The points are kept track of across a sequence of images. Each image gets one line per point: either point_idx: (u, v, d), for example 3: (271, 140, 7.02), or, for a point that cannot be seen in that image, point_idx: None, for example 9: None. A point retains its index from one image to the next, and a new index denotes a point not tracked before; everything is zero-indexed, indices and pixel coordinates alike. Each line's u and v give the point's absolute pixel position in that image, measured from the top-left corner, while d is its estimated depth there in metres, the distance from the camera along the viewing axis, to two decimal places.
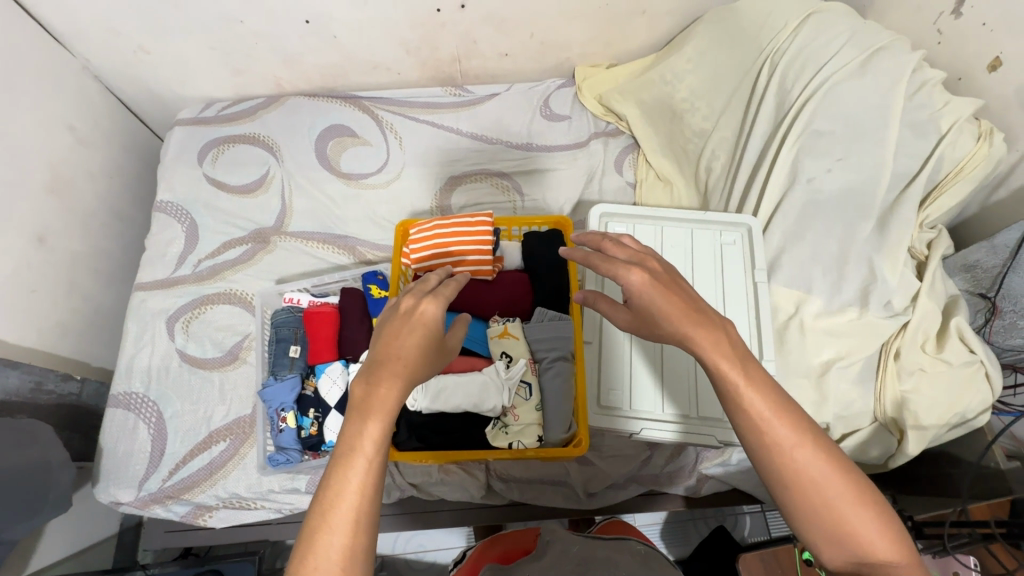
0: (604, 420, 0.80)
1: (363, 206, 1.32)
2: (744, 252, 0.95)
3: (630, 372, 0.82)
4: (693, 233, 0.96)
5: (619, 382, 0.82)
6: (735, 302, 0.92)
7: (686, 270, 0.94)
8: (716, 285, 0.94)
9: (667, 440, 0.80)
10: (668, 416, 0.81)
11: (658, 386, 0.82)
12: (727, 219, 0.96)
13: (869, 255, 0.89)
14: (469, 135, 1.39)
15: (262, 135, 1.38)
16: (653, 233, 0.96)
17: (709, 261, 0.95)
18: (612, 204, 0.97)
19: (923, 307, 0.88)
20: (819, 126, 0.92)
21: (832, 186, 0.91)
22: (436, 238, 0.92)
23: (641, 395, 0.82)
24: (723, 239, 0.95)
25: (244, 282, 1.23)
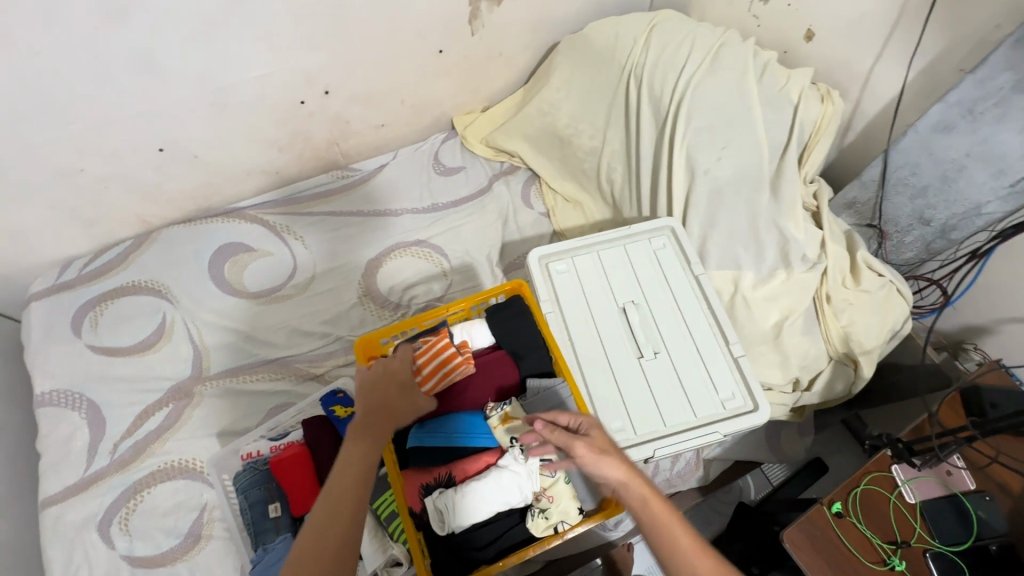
0: None
1: (286, 318, 1.21)
2: (675, 252, 0.98)
3: (623, 402, 0.85)
4: (626, 249, 0.99)
5: (618, 414, 0.85)
6: (687, 298, 0.94)
7: (634, 285, 0.95)
8: (667, 289, 0.95)
9: (675, 450, 0.83)
10: (673, 429, 0.84)
11: (652, 406, 0.85)
12: (650, 226, 1.00)
13: (775, 220, 0.99)
14: (373, 213, 1.35)
15: (147, 281, 1.24)
16: (592, 260, 0.98)
17: (651, 268, 0.97)
18: (546, 245, 0.98)
19: (833, 251, 0.99)
20: (699, 123, 1.01)
21: (726, 171, 1.00)
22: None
23: (641, 419, 0.84)
24: (654, 245, 0.99)
25: (178, 449, 1.07)
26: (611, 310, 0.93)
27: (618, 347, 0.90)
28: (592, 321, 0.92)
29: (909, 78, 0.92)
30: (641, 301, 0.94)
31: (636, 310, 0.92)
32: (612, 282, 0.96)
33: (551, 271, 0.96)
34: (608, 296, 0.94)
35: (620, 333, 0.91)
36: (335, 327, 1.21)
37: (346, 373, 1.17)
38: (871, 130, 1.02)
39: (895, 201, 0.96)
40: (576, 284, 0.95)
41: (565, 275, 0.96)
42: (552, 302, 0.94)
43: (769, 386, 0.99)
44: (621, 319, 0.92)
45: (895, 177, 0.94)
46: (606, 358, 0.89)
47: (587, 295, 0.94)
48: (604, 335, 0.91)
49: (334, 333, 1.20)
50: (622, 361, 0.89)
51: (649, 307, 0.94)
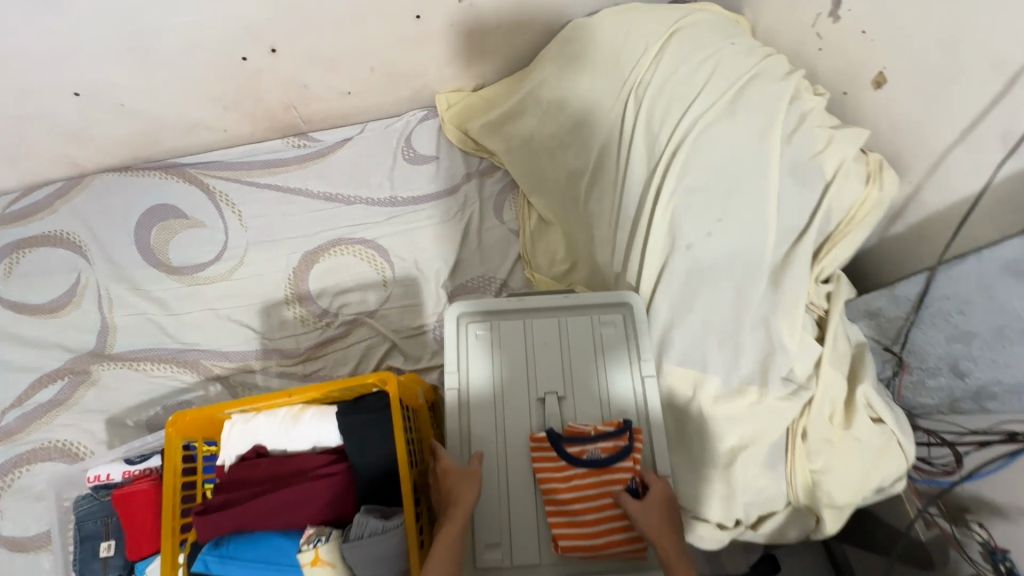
0: None
1: (203, 304, 1.09)
2: (625, 340, 0.79)
3: (504, 520, 0.71)
4: (564, 324, 0.79)
5: (497, 533, 0.71)
6: (621, 405, 0.76)
7: (562, 374, 0.77)
8: (599, 387, 0.77)
9: None
10: (553, 569, 0.70)
11: (537, 535, 0.71)
12: (602, 299, 0.80)
13: (766, 318, 0.78)
14: (322, 196, 1.18)
15: (68, 234, 1.14)
16: (519, 330, 0.80)
17: (588, 354, 0.78)
18: (469, 301, 0.81)
19: (827, 377, 0.78)
20: (694, 181, 0.77)
21: (714, 251, 0.77)
22: (589, 469, 0.70)
23: (521, 546, 0.70)
24: (600, 324, 0.79)
25: (63, 430, 1.00)
26: (524, 400, 0.76)
27: (520, 448, 0.74)
28: (497, 409, 0.76)
29: (998, 178, 0.66)
30: (566, 395, 0.77)
31: (555, 406, 0.75)
32: (536, 364, 0.78)
33: (467, 335, 0.79)
34: (526, 381, 0.77)
35: (525, 431, 0.75)
36: (252, 325, 1.08)
37: (252, 381, 1.05)
38: (930, 226, 0.76)
39: (928, 333, 0.74)
40: (492, 359, 0.78)
41: (484, 342, 0.79)
42: (458, 374, 0.78)
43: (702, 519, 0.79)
44: (535, 415, 0.76)
45: (935, 306, 0.71)
46: (500, 459, 0.74)
47: (501, 373, 0.78)
48: (506, 430, 0.75)
49: (250, 333, 1.07)
50: (518, 468, 0.73)
51: (572, 406, 0.76)
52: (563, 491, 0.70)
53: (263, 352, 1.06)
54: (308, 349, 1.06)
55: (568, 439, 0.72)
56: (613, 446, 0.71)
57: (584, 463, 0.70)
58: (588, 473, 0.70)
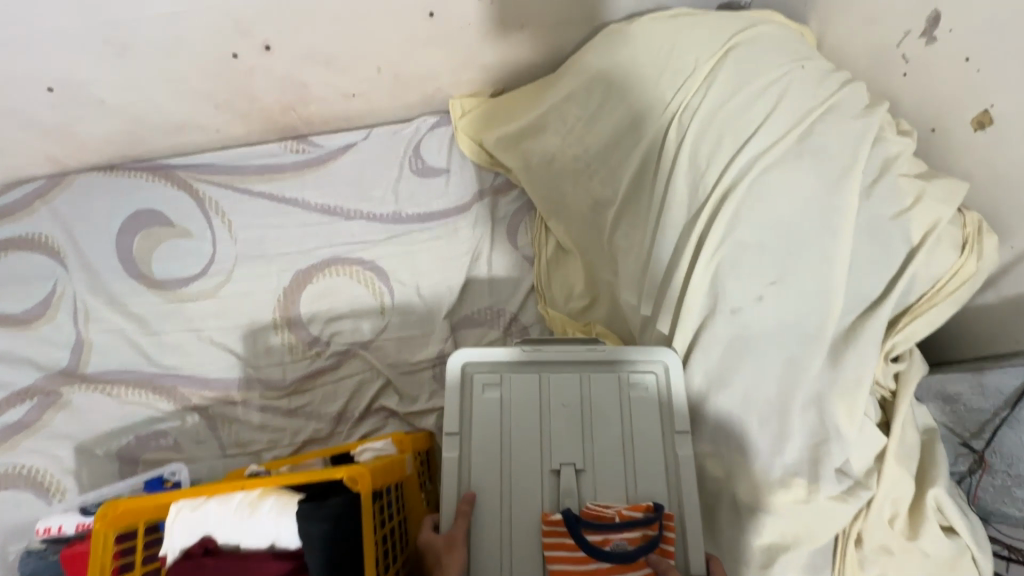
0: None
1: (184, 324, 1.00)
2: (660, 406, 0.66)
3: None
4: (585, 381, 0.67)
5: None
6: (650, 486, 0.63)
7: (582, 444, 0.65)
8: (624, 461, 0.65)
9: None
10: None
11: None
12: (633, 355, 0.68)
13: (820, 399, 0.66)
14: (319, 209, 1.07)
15: (46, 238, 1.05)
16: (533, 386, 0.67)
17: (614, 421, 0.66)
18: (474, 350, 0.69)
19: (891, 475, 0.66)
20: (745, 235, 0.65)
21: (764, 318, 0.65)
22: (613, 565, 0.57)
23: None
24: (631, 386, 0.67)
25: (26, 457, 0.92)
26: (535, 474, 0.64)
27: (527, 532, 0.62)
28: (502, 483, 0.64)
29: None
30: (585, 469, 0.64)
31: (572, 483, 0.63)
32: (551, 431, 0.66)
33: (473, 390, 0.67)
34: (538, 449, 0.65)
35: (534, 509, 0.63)
36: (236, 350, 0.99)
37: (233, 413, 0.95)
38: None
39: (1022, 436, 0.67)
40: (500, 419, 0.66)
41: (492, 400, 0.67)
42: (457, 437, 0.65)
43: None
44: (547, 492, 0.63)
45: None
46: (502, 546, 0.62)
47: (510, 437, 0.66)
48: (511, 510, 0.63)
49: (234, 359, 0.98)
50: (525, 555, 0.61)
51: (591, 484, 0.64)
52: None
53: (246, 382, 0.97)
54: (295, 381, 0.97)
55: (587, 524, 0.59)
56: (642, 537, 0.58)
57: (607, 556, 0.57)
58: (612, 569, 0.57)
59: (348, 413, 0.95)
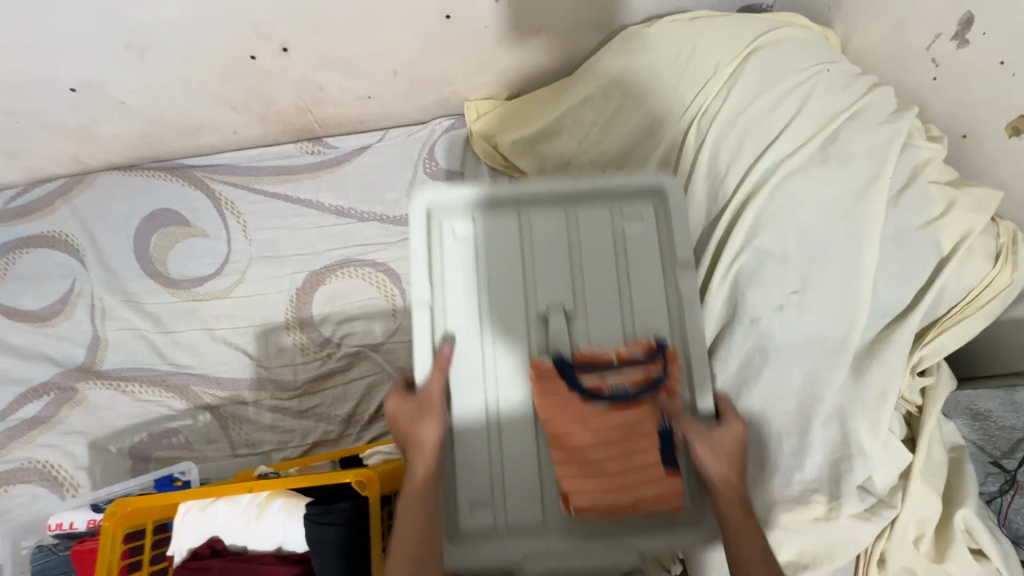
0: (465, 553, 0.56)
1: (198, 322, 1.01)
2: (658, 235, 0.62)
3: (495, 479, 0.58)
4: (572, 218, 0.61)
5: (486, 492, 0.57)
6: (650, 321, 0.60)
7: (573, 287, 0.60)
8: (618, 288, 0.61)
9: (558, 565, 0.56)
10: (562, 540, 0.56)
11: (539, 496, 0.57)
12: (624, 185, 0.62)
13: (841, 413, 0.64)
14: (333, 211, 1.07)
15: (66, 236, 1.07)
16: (512, 228, 0.61)
17: (605, 254, 0.61)
18: (440, 189, 0.62)
19: (916, 494, 0.63)
20: (766, 242, 0.63)
21: (784, 328, 0.63)
22: (610, 405, 0.57)
23: (518, 508, 0.57)
24: (623, 216, 0.61)
25: (42, 452, 0.94)
26: (521, 320, 0.59)
27: (514, 387, 0.58)
28: (483, 342, 0.59)
29: None
30: (576, 312, 0.60)
31: (562, 326, 0.59)
32: (536, 276, 0.60)
33: (441, 237, 0.61)
34: (523, 293, 0.60)
35: (517, 356, 0.59)
36: (248, 350, 0.99)
37: (243, 413, 0.96)
38: None
39: None
40: (473, 258, 0.61)
41: (462, 248, 0.61)
42: (430, 287, 0.60)
43: None
44: (535, 338, 0.59)
45: None
46: (488, 407, 0.58)
47: (486, 287, 0.60)
48: (497, 371, 0.59)
49: (245, 359, 0.98)
50: (511, 416, 0.58)
51: (583, 329, 0.59)
52: (580, 435, 0.56)
53: (257, 382, 0.97)
54: (305, 382, 0.97)
55: (581, 368, 0.58)
56: (642, 379, 0.57)
57: (606, 399, 0.56)
58: (611, 410, 0.57)
59: (357, 416, 0.95)
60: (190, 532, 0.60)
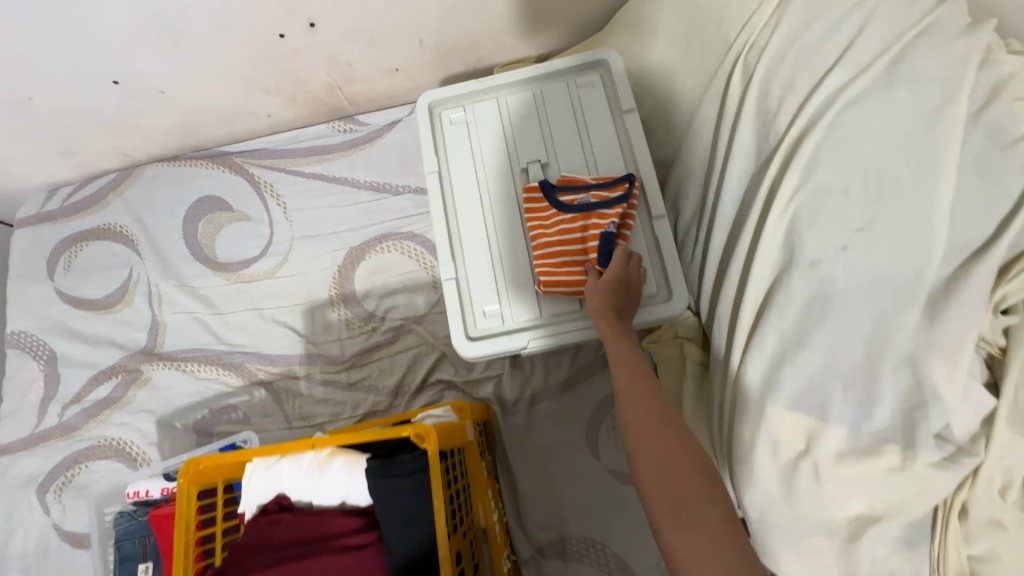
0: (482, 343, 0.67)
1: (247, 302, 1.04)
2: (607, 92, 0.76)
3: (498, 280, 0.69)
4: (538, 93, 0.77)
5: (492, 295, 0.68)
6: (609, 158, 0.73)
7: (544, 142, 0.74)
8: (579, 133, 0.75)
9: (556, 343, 0.67)
10: (555, 317, 0.68)
11: (531, 285, 0.68)
12: (576, 62, 0.77)
13: (911, 364, 0.59)
14: (368, 186, 1.08)
15: (122, 227, 1.12)
16: (493, 105, 0.77)
17: (567, 115, 0.75)
18: (439, 90, 0.79)
19: (1002, 439, 0.58)
20: (824, 178, 0.60)
21: (849, 269, 0.59)
22: (578, 215, 0.66)
23: (516, 298, 0.68)
24: (577, 84, 0.76)
25: (116, 429, 1.00)
26: (507, 171, 0.74)
27: (505, 218, 0.71)
28: (479, 179, 0.73)
29: None
30: (549, 162, 0.74)
31: (539, 171, 0.72)
32: (516, 134, 0.75)
33: (441, 120, 0.78)
34: (506, 155, 0.74)
35: (507, 194, 0.73)
36: (296, 326, 1.02)
37: (296, 387, 0.99)
38: None
39: None
40: (468, 134, 0.76)
41: (456, 123, 0.77)
42: (439, 160, 0.75)
43: None
44: (518, 182, 0.73)
45: None
46: (487, 233, 0.71)
47: (478, 151, 0.75)
48: (489, 199, 0.73)
49: (293, 335, 1.01)
50: (507, 235, 0.71)
51: (557, 171, 0.73)
52: (549, 235, 0.67)
53: (307, 357, 1.00)
54: (353, 355, 0.99)
55: (561, 189, 0.69)
56: (606, 196, 0.67)
57: (574, 207, 0.66)
58: (577, 218, 0.66)
59: (404, 386, 0.96)
60: (257, 488, 0.56)
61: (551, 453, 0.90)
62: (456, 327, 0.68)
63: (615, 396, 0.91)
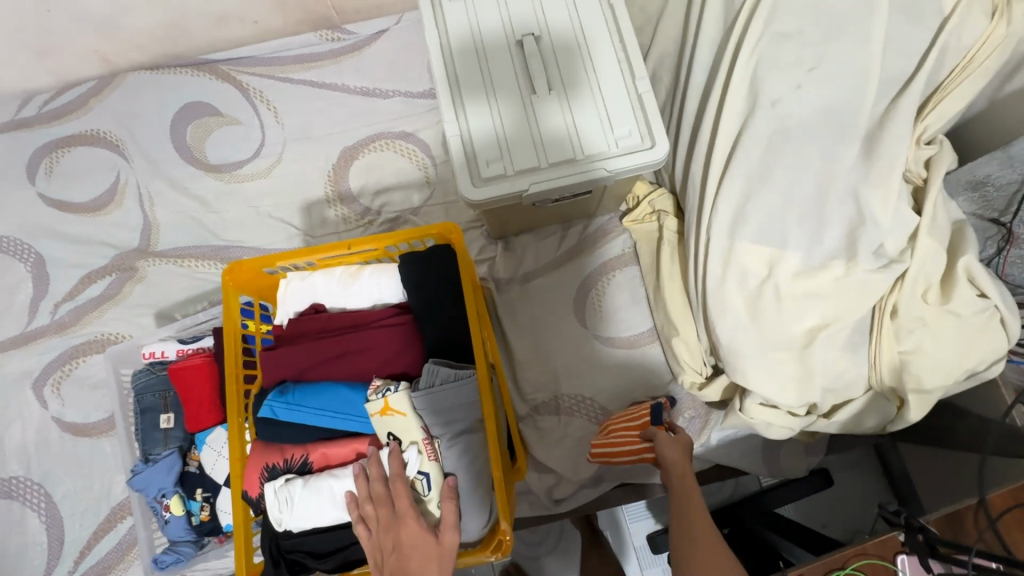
0: (488, 189, 0.76)
1: (243, 201, 1.06)
2: None
3: (498, 136, 0.77)
4: None
5: (495, 149, 0.77)
6: (595, 30, 0.81)
7: (537, 17, 0.82)
8: (568, 9, 0.82)
9: (554, 187, 0.76)
10: (552, 166, 0.77)
11: (531, 139, 0.77)
12: None
13: (854, 189, 0.70)
14: (358, 90, 1.12)
15: (106, 133, 1.11)
16: None
17: None
18: None
19: (924, 248, 0.70)
20: (783, 26, 0.70)
21: (803, 108, 0.70)
22: (628, 399, 0.88)
23: (517, 151, 0.77)
24: None
25: (114, 324, 1.01)
26: (503, 44, 0.81)
27: (504, 84, 0.79)
28: (478, 50, 0.81)
29: None
30: (542, 35, 0.81)
31: (533, 41, 0.80)
32: (511, 9, 0.82)
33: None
34: (502, 29, 0.82)
35: (505, 63, 0.80)
36: (294, 223, 1.05)
37: None
38: None
39: None
40: (466, 11, 0.82)
41: (454, 2, 0.83)
42: (439, 34, 0.82)
43: (774, 404, 0.77)
44: (514, 53, 0.81)
45: None
46: (488, 97, 0.79)
47: (476, 26, 0.82)
48: (488, 68, 0.80)
49: (292, 230, 1.05)
50: (507, 98, 0.79)
51: (549, 43, 0.81)
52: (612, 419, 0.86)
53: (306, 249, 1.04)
54: None
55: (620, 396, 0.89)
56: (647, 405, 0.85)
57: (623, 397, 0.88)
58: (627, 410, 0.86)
59: None
60: (298, 296, 0.75)
61: (542, 324, 0.98)
62: (462, 174, 0.76)
63: (600, 272, 1.00)
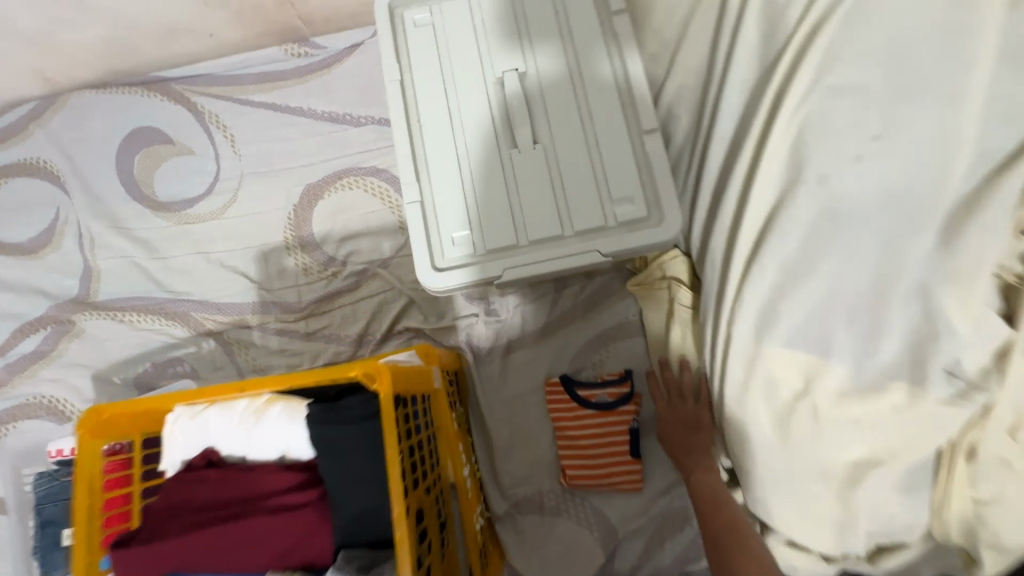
0: (452, 272, 0.61)
1: (193, 246, 0.93)
2: None
3: (468, 204, 0.62)
4: None
5: (462, 221, 0.62)
6: (594, 66, 0.64)
7: (522, 48, 0.65)
8: (562, 37, 0.65)
9: (533, 272, 0.61)
10: (532, 245, 0.61)
11: (507, 210, 0.62)
12: None
13: (927, 293, 0.53)
14: (327, 116, 0.97)
15: (47, 163, 0.99)
16: (465, 7, 0.67)
17: (548, 16, 0.66)
18: None
19: (1017, 373, 0.53)
20: (839, 78, 0.53)
21: (863, 185, 0.53)
22: (598, 411, 0.79)
23: (489, 225, 0.62)
24: None
25: (46, 386, 0.90)
26: (479, 83, 0.65)
27: (477, 135, 0.64)
28: (448, 91, 0.65)
29: None
30: (527, 72, 0.65)
31: (515, 82, 0.64)
32: (489, 38, 0.66)
33: (404, 24, 0.68)
34: (478, 64, 0.65)
35: (480, 108, 0.64)
36: (249, 273, 0.92)
37: (249, 338, 0.90)
38: None
39: None
40: (436, 40, 0.67)
41: (423, 29, 0.68)
42: (401, 70, 0.66)
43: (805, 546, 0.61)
44: (492, 95, 0.65)
45: None
46: (457, 153, 0.63)
47: (447, 59, 0.66)
48: (458, 114, 0.64)
49: (246, 282, 0.92)
50: (480, 156, 0.63)
51: (535, 82, 0.65)
52: (575, 426, 0.80)
53: (260, 305, 0.91)
54: (311, 303, 0.90)
55: (580, 383, 0.81)
56: (618, 392, 0.80)
57: (594, 405, 0.79)
58: (597, 415, 0.79)
59: (368, 335, 0.88)
60: (183, 444, 0.63)
61: (526, 402, 0.84)
62: (420, 252, 0.61)
63: (601, 339, 0.85)
